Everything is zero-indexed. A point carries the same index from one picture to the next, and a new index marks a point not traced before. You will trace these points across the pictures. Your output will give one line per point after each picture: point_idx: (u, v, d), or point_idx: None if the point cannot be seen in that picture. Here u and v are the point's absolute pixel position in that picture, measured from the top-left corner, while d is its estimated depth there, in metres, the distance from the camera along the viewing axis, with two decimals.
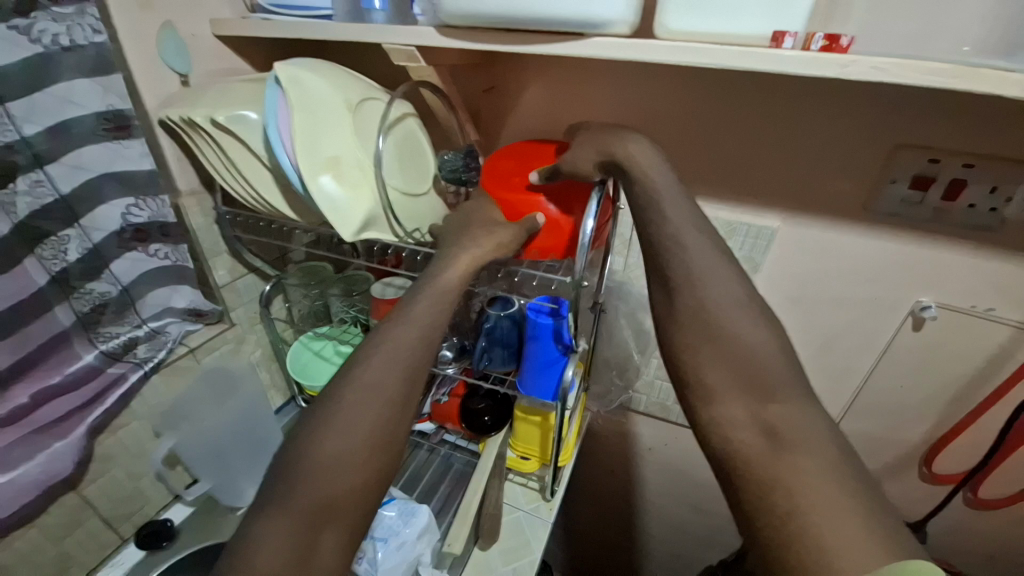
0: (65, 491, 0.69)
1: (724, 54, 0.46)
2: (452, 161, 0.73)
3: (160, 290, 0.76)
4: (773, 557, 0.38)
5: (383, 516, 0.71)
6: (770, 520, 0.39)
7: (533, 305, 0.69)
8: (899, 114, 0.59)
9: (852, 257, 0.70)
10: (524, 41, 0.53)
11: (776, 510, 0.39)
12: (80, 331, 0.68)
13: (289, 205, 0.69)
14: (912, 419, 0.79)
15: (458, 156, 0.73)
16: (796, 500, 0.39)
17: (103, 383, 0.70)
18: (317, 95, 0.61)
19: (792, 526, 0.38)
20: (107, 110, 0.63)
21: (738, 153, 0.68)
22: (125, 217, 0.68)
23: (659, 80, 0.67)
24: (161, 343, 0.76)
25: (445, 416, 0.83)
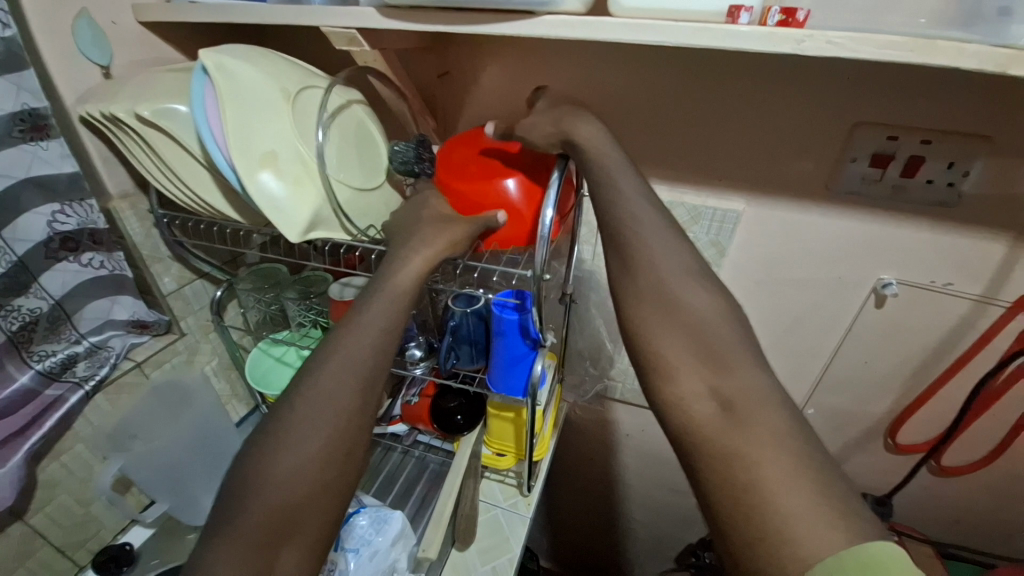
0: (8, 522, 0.65)
1: (679, 32, 0.44)
2: (403, 152, 0.64)
3: (98, 302, 0.70)
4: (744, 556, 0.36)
5: (355, 525, 0.69)
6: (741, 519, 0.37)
7: (498, 301, 0.67)
8: (858, 91, 0.58)
9: (816, 237, 0.70)
10: (470, 23, 0.49)
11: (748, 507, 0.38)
12: (11, 352, 0.62)
13: (230, 205, 0.65)
14: (877, 394, 0.80)
15: (410, 146, 0.64)
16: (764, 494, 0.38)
17: (39, 407, 0.64)
18: (251, 85, 0.57)
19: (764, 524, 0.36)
20: (20, 109, 0.57)
21: (700, 135, 0.67)
22: (51, 225, 0.62)
23: (619, 61, 0.65)
24: (103, 358, 0.71)
25: (417, 417, 0.81)
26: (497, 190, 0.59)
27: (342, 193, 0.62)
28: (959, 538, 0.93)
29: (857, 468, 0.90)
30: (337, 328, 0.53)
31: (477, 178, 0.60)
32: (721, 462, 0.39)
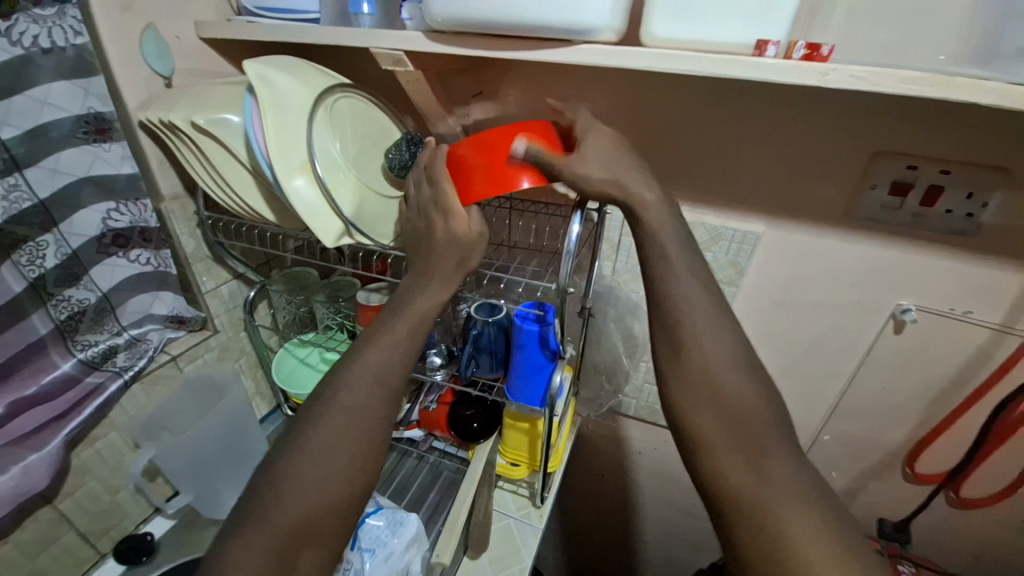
0: (40, 505, 0.67)
1: (711, 62, 0.47)
2: (398, 155, 0.65)
3: (141, 297, 0.74)
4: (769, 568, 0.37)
5: (371, 526, 0.70)
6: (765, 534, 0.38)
7: (519, 312, 0.69)
8: (879, 119, 0.60)
9: (835, 261, 0.71)
10: (510, 47, 0.53)
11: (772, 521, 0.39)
12: (57, 339, 0.66)
13: (272, 210, 0.68)
14: (894, 420, 0.80)
15: (402, 148, 0.64)
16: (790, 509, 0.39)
17: (80, 393, 0.67)
18: (292, 96, 0.60)
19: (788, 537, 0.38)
20: (86, 112, 0.62)
21: (722, 158, 0.69)
22: (105, 222, 0.67)
23: (646, 87, 0.68)
24: (141, 350, 0.74)
25: (434, 423, 0.83)
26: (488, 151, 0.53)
27: (372, 200, 0.66)
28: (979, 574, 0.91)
29: (872, 497, 0.89)
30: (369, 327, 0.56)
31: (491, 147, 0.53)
32: None
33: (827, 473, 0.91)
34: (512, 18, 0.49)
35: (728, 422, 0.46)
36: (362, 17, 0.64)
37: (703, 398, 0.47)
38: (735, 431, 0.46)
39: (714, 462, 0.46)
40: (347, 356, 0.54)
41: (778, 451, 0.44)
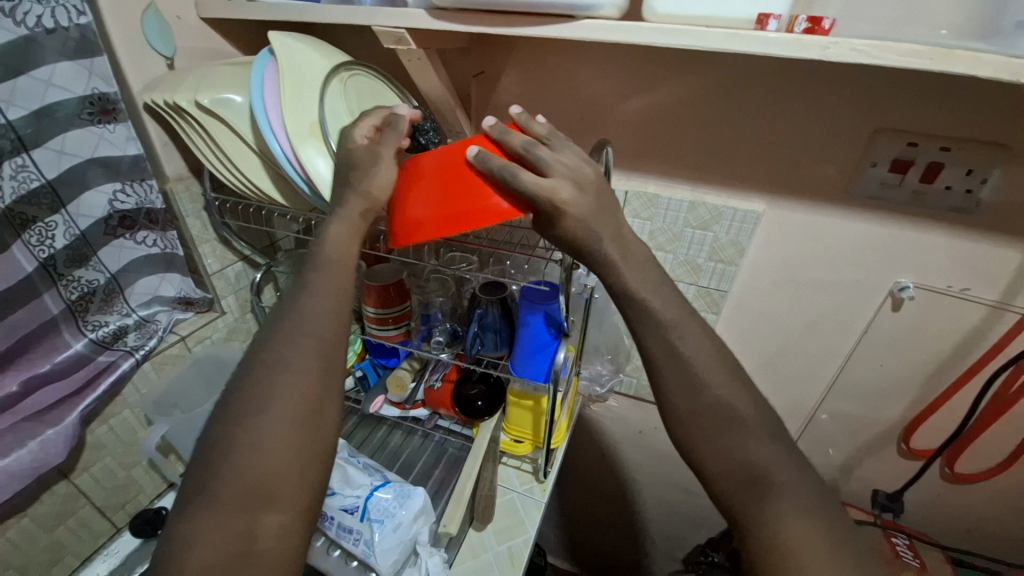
0: (57, 480, 0.69)
1: (713, 37, 0.47)
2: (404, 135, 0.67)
3: (148, 278, 0.75)
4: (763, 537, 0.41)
5: (378, 498, 0.71)
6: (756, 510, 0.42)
7: (525, 291, 0.70)
8: (880, 97, 0.61)
9: (834, 240, 0.72)
10: (513, 24, 0.53)
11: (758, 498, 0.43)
12: (68, 318, 0.67)
13: (278, 189, 0.68)
14: (889, 397, 0.82)
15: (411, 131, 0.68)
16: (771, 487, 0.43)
17: (92, 371, 0.68)
18: (306, 65, 0.61)
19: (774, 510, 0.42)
20: (91, 93, 0.62)
21: (723, 136, 0.69)
22: (112, 203, 0.68)
23: (647, 65, 0.68)
24: (151, 331, 0.75)
25: (439, 402, 0.84)
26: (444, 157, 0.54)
27: None
28: (969, 546, 0.93)
29: (868, 472, 0.91)
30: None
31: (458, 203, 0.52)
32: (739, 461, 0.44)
33: (823, 450, 0.93)
34: None
35: (732, 427, 0.45)
36: None
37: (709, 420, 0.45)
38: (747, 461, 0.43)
39: (723, 488, 0.44)
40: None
41: (775, 420, 0.46)
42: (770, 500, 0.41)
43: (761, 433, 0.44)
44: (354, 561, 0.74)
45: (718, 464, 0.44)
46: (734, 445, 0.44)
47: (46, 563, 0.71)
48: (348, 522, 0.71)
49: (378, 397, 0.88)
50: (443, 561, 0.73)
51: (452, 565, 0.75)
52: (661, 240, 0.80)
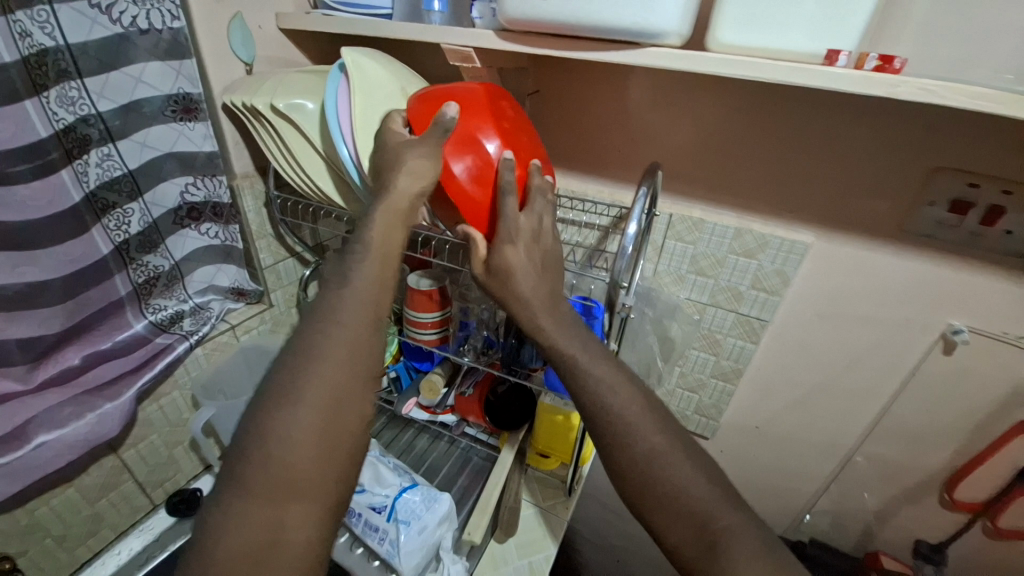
0: (105, 453, 0.72)
1: (780, 69, 0.48)
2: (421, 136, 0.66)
3: (206, 268, 0.79)
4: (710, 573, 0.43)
5: (406, 499, 0.73)
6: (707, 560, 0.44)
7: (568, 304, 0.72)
8: (941, 136, 0.60)
9: (883, 276, 0.71)
10: (578, 47, 0.56)
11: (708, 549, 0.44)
12: (133, 300, 0.71)
13: (338, 192, 0.71)
14: (933, 443, 0.79)
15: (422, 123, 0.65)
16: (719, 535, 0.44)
17: (149, 352, 0.71)
18: (377, 80, 0.65)
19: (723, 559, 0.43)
20: (176, 92, 0.67)
21: (774, 166, 0.70)
22: (183, 194, 0.72)
23: (702, 92, 0.69)
24: (204, 318, 0.79)
25: (467, 409, 0.85)
26: (478, 146, 0.60)
27: None
28: None
29: (905, 521, 0.88)
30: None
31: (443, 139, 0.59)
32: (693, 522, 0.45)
33: (858, 493, 0.90)
34: (583, 20, 0.52)
35: None
36: (434, 14, 0.68)
37: (646, 484, 0.47)
38: (688, 518, 0.45)
39: (679, 548, 0.45)
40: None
41: None
42: (720, 553, 0.43)
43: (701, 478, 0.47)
44: (375, 559, 0.75)
45: (674, 524, 0.46)
46: (674, 505, 0.46)
47: (87, 532, 0.74)
48: (375, 519, 0.73)
49: (410, 399, 0.89)
50: (465, 568, 0.74)
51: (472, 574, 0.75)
52: (703, 264, 0.80)
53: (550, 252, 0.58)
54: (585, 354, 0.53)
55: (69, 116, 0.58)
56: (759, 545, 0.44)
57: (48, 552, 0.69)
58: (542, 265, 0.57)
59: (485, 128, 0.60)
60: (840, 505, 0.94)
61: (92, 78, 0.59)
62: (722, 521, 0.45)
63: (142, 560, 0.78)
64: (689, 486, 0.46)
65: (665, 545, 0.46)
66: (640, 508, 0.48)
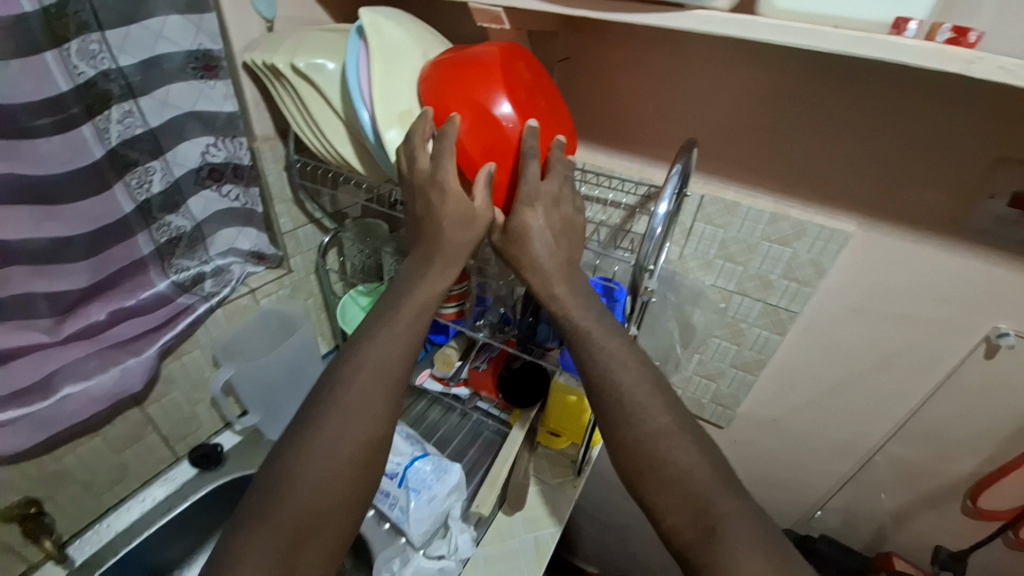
0: (130, 406, 0.74)
1: (841, 39, 0.43)
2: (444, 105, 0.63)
3: (228, 230, 0.79)
4: (703, 561, 0.42)
5: (418, 468, 0.75)
6: (700, 546, 0.42)
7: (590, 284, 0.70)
8: (1014, 123, 0.54)
9: (928, 273, 0.66)
10: (617, 9, 0.51)
11: (701, 535, 0.43)
12: (156, 260, 0.71)
13: (358, 159, 0.69)
14: (961, 449, 0.76)
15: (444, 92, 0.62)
16: (717, 524, 0.43)
17: (172, 311, 0.73)
18: (399, 44, 0.62)
19: (719, 547, 0.42)
20: (196, 49, 0.65)
21: (821, 149, 0.65)
22: (204, 155, 0.71)
23: (748, 65, 0.64)
24: (225, 280, 0.80)
25: (481, 383, 0.84)
26: (490, 113, 0.55)
27: None
28: None
29: (922, 524, 0.86)
30: (431, 270, 0.57)
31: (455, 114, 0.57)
32: (689, 507, 0.44)
33: (874, 493, 0.88)
34: None
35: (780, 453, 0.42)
36: None
37: (651, 470, 0.46)
38: (687, 500, 0.44)
39: (676, 531, 0.44)
40: (401, 294, 0.57)
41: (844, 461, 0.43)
42: (719, 540, 0.42)
43: (708, 470, 0.45)
44: (386, 523, 0.78)
45: (671, 508, 0.44)
46: (673, 486, 0.45)
47: (113, 479, 0.77)
48: (389, 485, 0.75)
49: (425, 371, 0.90)
50: (472, 539, 0.74)
51: (478, 544, 0.76)
52: (732, 250, 0.76)
53: (572, 212, 0.57)
54: (603, 342, 0.51)
55: (90, 70, 0.57)
56: (761, 536, 0.42)
57: (77, 495, 0.73)
58: (563, 228, 0.56)
59: (496, 94, 0.56)
60: (855, 504, 0.92)
61: (112, 31, 0.58)
62: (722, 504, 0.43)
63: (164, 508, 0.82)
64: (705, 490, 0.44)
65: (662, 527, 0.45)
66: (635, 487, 0.47)
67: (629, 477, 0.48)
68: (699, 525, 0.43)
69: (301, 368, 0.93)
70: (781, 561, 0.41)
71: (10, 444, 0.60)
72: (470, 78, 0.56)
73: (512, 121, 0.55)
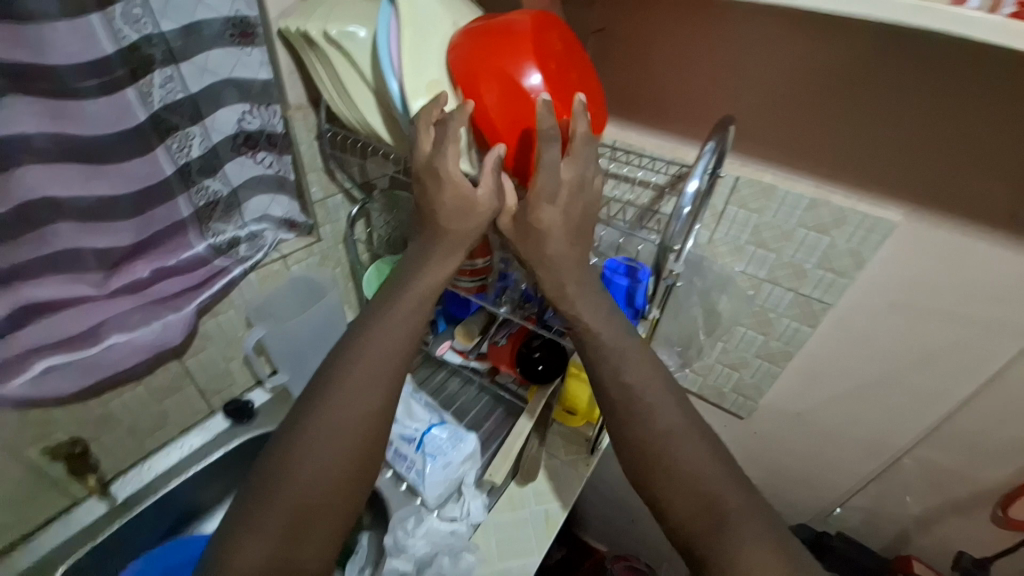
0: (170, 359, 0.79)
1: (902, 9, 0.39)
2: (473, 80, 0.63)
3: (260, 197, 0.82)
4: (706, 554, 0.43)
5: (435, 435, 0.77)
6: (704, 540, 0.44)
7: (610, 264, 0.70)
8: None
9: (979, 271, 0.62)
10: None
11: (705, 529, 0.44)
12: (195, 222, 0.74)
13: (387, 131, 0.69)
14: (998, 457, 0.72)
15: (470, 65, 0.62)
16: (722, 518, 0.43)
17: (209, 272, 0.77)
18: (430, 12, 0.60)
19: (722, 541, 0.43)
20: (233, 15, 0.67)
21: (869, 132, 0.60)
22: (240, 123, 0.74)
23: (796, 37, 0.59)
24: (259, 245, 0.82)
25: (500, 358, 0.85)
26: (519, 86, 0.54)
27: None
28: None
29: (948, 530, 0.83)
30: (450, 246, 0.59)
31: (480, 85, 0.56)
32: (696, 500, 0.45)
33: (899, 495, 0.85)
34: None
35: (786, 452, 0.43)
36: None
37: (659, 460, 0.47)
38: (695, 492, 0.45)
39: (681, 522, 0.45)
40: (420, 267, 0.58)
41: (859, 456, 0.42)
42: (729, 531, 0.43)
43: (716, 466, 0.46)
44: (402, 485, 0.81)
45: (676, 500, 0.46)
46: (682, 480, 0.46)
47: (154, 425, 0.83)
48: (403, 451, 0.78)
49: (444, 342, 0.91)
50: (485, 505, 0.77)
51: (490, 510, 0.79)
52: (765, 236, 0.73)
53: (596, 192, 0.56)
54: (612, 337, 0.53)
55: (133, 35, 0.59)
56: (768, 528, 0.43)
57: (123, 436, 0.80)
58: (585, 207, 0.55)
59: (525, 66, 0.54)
60: (877, 505, 0.89)
61: None
62: (730, 497, 0.44)
63: (200, 455, 0.88)
64: (712, 483, 0.45)
65: (668, 518, 0.46)
66: (642, 478, 0.49)
67: (636, 467, 0.49)
68: (704, 519, 0.44)
69: (326, 329, 0.94)
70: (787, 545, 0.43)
71: (63, 386, 0.65)
72: (498, 48, 0.55)
73: (539, 94, 0.54)
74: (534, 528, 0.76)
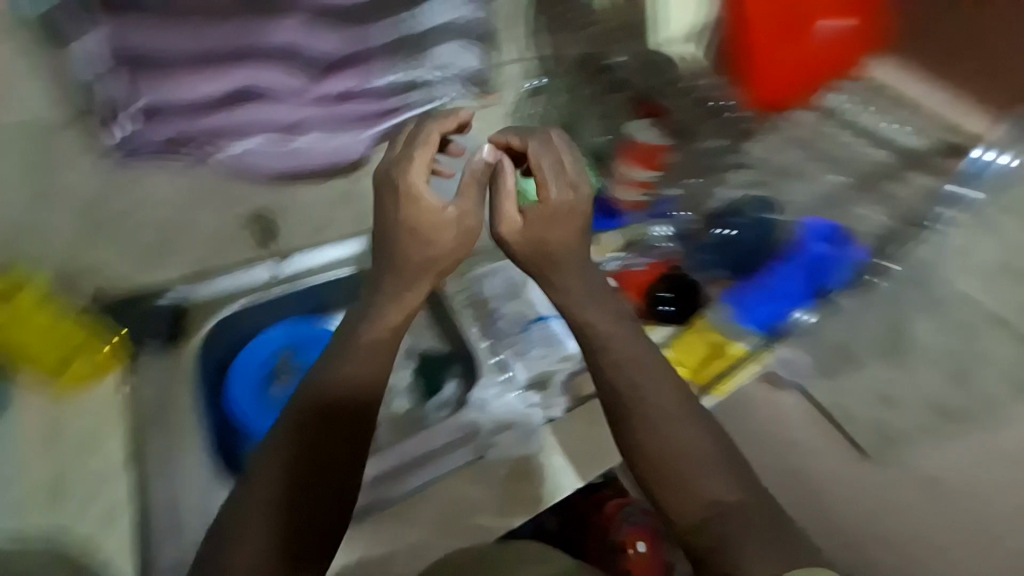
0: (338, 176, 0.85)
1: None
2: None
3: (452, 45, 0.80)
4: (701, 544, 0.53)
5: (547, 324, 0.84)
6: (700, 531, 0.53)
7: (813, 232, 0.83)
8: None
9: None
10: None
11: (700, 522, 0.54)
12: (392, 50, 0.76)
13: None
14: None
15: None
16: (723, 519, 0.53)
17: (386, 108, 0.79)
18: None
19: (721, 534, 0.52)
20: None
21: None
22: None
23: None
24: (432, 96, 0.82)
25: (628, 283, 0.83)
26: None
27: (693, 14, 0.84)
28: None
29: None
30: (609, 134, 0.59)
31: None
32: (693, 499, 0.54)
33: None
34: None
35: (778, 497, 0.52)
36: None
37: (668, 460, 0.56)
38: (696, 496, 0.55)
39: (679, 516, 0.55)
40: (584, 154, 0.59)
41: None
42: (733, 523, 0.52)
43: (718, 479, 0.55)
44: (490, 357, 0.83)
45: (679, 497, 0.55)
46: (693, 492, 0.55)
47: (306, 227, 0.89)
48: (508, 326, 0.84)
49: None
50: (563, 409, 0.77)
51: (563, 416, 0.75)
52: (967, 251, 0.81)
53: None
54: (633, 349, 0.61)
55: None
56: (765, 519, 0.53)
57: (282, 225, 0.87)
58: None
59: None
60: None
61: None
62: (731, 498, 0.54)
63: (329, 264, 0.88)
64: (712, 494, 0.54)
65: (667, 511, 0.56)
66: (645, 477, 0.57)
67: (635, 470, 0.58)
68: (705, 516, 0.54)
69: None
70: (786, 533, 0.52)
71: (261, 164, 0.76)
72: None
73: None
74: (574, 462, 0.72)
